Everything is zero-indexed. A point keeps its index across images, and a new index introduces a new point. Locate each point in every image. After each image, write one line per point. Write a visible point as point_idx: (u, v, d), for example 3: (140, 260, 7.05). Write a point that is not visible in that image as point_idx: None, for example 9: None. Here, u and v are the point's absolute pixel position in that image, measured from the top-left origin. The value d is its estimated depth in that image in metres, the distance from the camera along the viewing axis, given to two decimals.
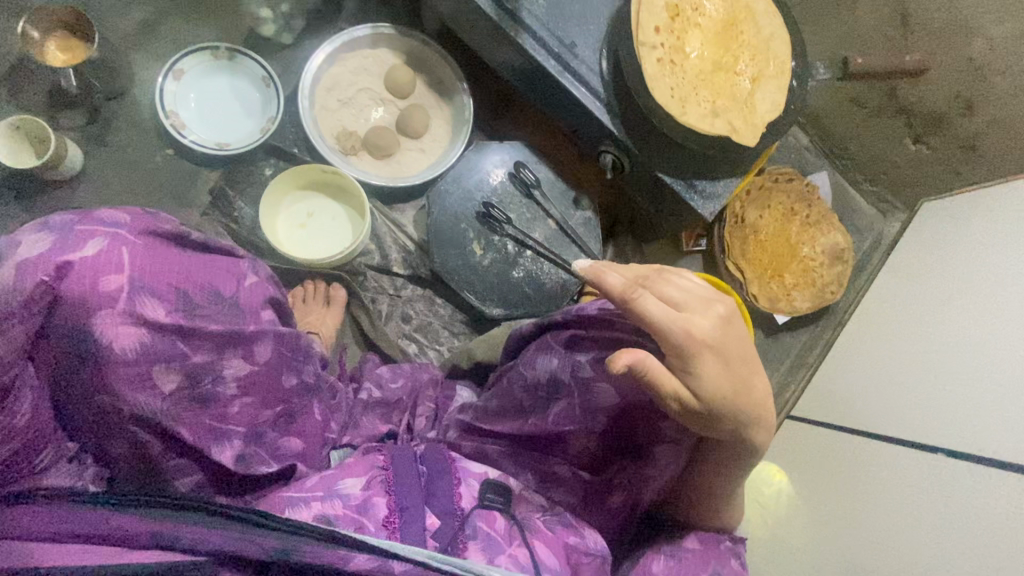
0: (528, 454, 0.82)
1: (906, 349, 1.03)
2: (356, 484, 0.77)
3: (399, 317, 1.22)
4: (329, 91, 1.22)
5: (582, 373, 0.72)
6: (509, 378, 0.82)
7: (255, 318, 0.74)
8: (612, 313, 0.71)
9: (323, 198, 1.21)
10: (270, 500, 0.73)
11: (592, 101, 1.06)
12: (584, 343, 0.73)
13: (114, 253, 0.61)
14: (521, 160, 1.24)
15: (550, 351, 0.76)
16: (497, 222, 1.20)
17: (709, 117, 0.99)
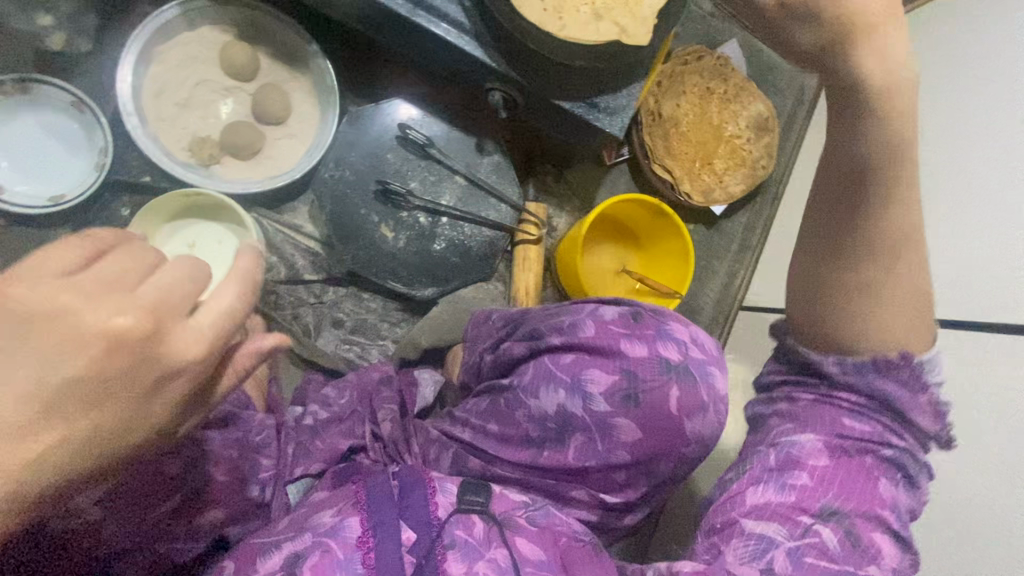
0: (541, 487, 0.80)
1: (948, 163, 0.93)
2: (329, 517, 0.73)
3: (330, 325, 1.13)
4: (159, 96, 1.03)
5: (597, 408, 0.77)
6: (507, 404, 0.82)
7: None
8: (610, 340, 0.79)
9: (201, 222, 1.07)
10: (242, 550, 0.72)
11: (459, 37, 0.91)
12: (594, 373, 0.78)
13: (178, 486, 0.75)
14: (406, 121, 1.08)
15: (554, 381, 0.79)
16: (400, 197, 1.08)
17: (591, 22, 0.85)
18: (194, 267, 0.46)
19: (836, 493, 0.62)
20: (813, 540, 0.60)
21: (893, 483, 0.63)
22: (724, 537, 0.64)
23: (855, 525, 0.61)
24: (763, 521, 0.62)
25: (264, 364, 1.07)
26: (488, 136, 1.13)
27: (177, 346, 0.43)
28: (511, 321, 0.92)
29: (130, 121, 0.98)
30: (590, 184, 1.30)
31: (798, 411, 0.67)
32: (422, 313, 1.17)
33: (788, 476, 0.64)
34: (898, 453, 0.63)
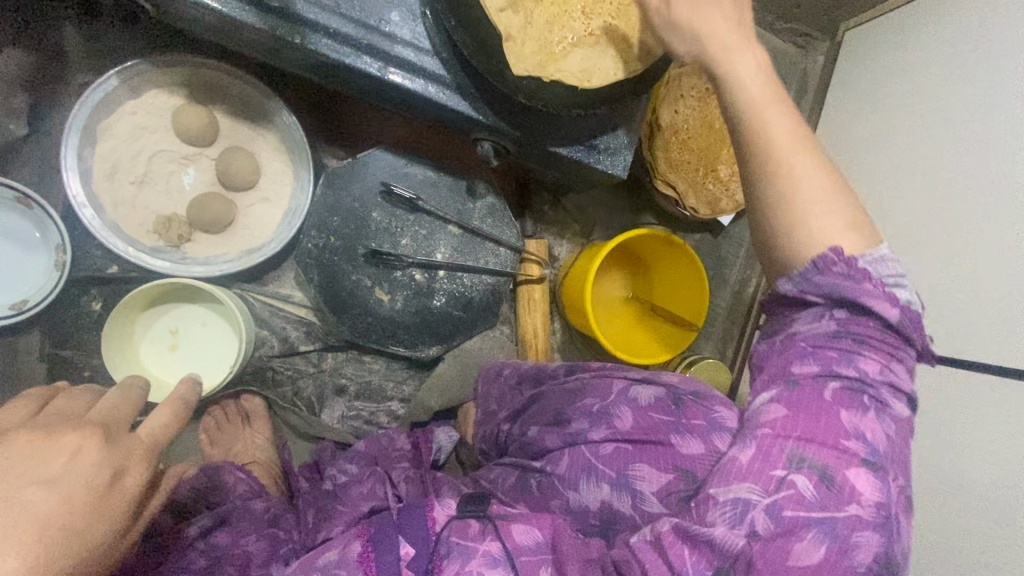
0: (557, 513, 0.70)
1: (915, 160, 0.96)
2: (338, 551, 0.66)
3: (333, 394, 1.07)
4: (111, 177, 0.93)
5: (647, 508, 0.65)
6: (543, 487, 0.73)
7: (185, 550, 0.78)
8: (658, 432, 0.69)
9: (180, 306, 0.99)
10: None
11: (438, 90, 0.81)
12: (642, 468, 0.67)
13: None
14: (389, 175, 0.99)
15: (595, 473, 0.69)
16: (391, 258, 1.00)
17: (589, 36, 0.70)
18: (130, 389, 0.59)
19: (801, 434, 0.50)
20: (789, 491, 0.49)
21: (874, 410, 0.51)
22: (698, 509, 0.52)
23: (820, 461, 0.50)
24: (732, 482, 0.51)
25: (269, 447, 1.02)
26: (478, 177, 1.04)
27: (128, 482, 0.51)
28: (530, 395, 0.84)
29: (84, 214, 0.88)
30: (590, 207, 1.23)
31: (768, 356, 0.57)
32: (429, 370, 1.12)
33: (760, 420, 0.52)
34: (878, 379, 0.52)
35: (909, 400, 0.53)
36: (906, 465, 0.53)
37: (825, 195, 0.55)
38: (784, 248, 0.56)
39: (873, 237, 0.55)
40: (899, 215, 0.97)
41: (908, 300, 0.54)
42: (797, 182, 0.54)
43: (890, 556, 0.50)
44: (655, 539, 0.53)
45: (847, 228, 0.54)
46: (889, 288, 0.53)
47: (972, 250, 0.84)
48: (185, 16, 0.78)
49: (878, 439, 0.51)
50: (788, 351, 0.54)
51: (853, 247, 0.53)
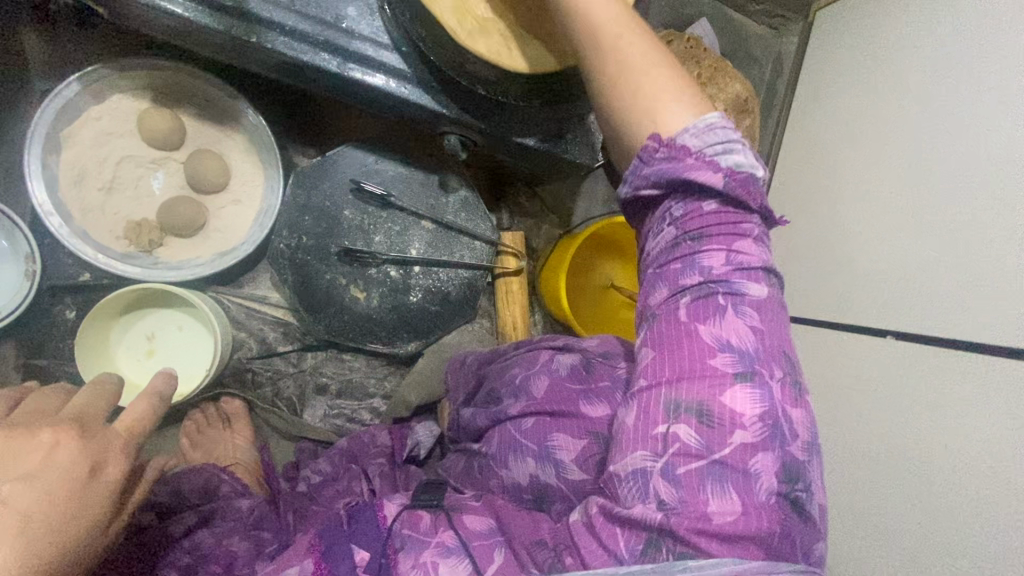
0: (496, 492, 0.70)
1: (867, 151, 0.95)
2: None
3: (314, 393, 1.08)
4: (78, 184, 0.92)
5: (572, 478, 0.65)
6: (482, 469, 0.73)
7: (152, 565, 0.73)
8: (567, 397, 0.70)
9: (156, 311, 0.99)
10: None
11: (400, 84, 0.80)
12: (560, 438, 0.67)
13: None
14: (359, 172, 0.99)
15: (521, 449, 0.69)
16: (365, 255, 1.00)
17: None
18: (103, 386, 0.58)
19: (672, 377, 0.51)
20: (677, 446, 0.49)
21: (732, 310, 0.51)
22: (614, 492, 0.52)
23: (695, 400, 0.50)
24: (630, 452, 0.51)
25: (251, 448, 1.02)
26: (450, 171, 1.04)
27: (110, 474, 0.51)
28: (478, 378, 0.87)
29: (52, 222, 0.87)
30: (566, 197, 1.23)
31: (639, 304, 0.58)
32: (410, 365, 1.12)
33: (637, 376, 0.54)
34: (725, 271, 0.52)
35: (766, 276, 0.53)
36: (784, 353, 0.52)
37: (657, 81, 0.55)
38: (628, 158, 0.59)
39: (707, 114, 0.55)
40: (853, 199, 0.96)
41: (741, 167, 0.53)
42: (618, 66, 0.56)
43: (792, 460, 0.50)
44: (595, 521, 0.52)
45: (680, 109, 0.55)
46: (717, 158, 0.53)
47: (898, 247, 0.85)
48: (142, 20, 0.78)
49: (743, 341, 0.51)
50: (647, 310, 0.56)
51: (682, 132, 0.54)
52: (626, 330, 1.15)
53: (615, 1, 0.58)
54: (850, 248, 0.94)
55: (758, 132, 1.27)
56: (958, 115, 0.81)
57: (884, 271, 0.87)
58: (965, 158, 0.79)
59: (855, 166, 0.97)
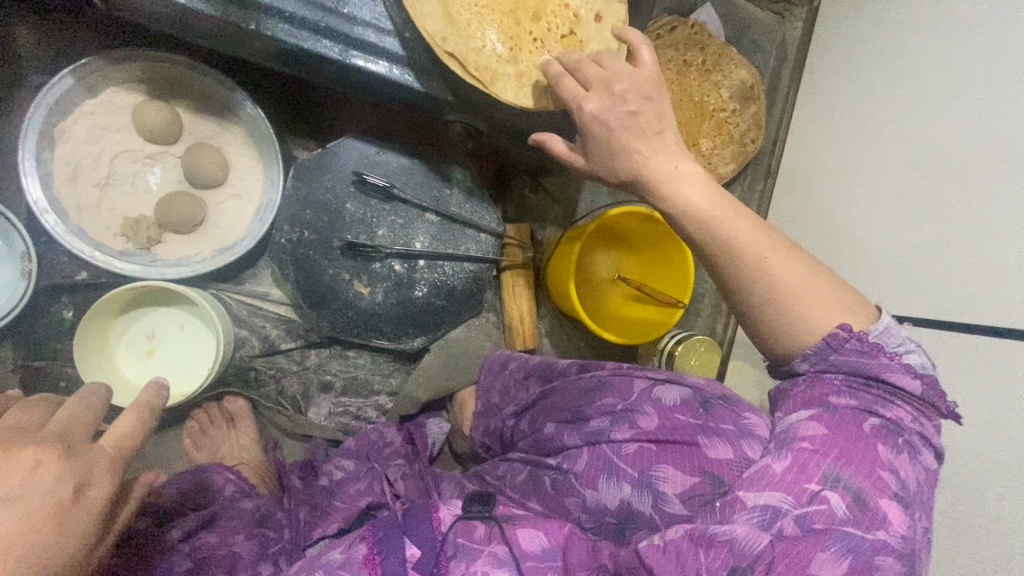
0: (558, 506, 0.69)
1: (885, 144, 0.97)
2: (341, 551, 0.65)
3: (319, 391, 1.06)
4: (73, 181, 0.90)
5: (668, 510, 0.62)
6: (560, 488, 0.69)
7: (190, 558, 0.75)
8: (689, 437, 0.65)
9: (156, 310, 0.97)
10: None
11: (403, 71, 0.78)
12: (665, 470, 0.64)
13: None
14: (361, 164, 0.97)
15: (616, 473, 0.66)
16: (369, 249, 0.98)
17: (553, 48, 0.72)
18: (91, 398, 0.56)
19: (837, 455, 0.52)
20: (822, 506, 0.50)
21: (905, 455, 0.53)
22: (721, 509, 0.53)
23: (855, 483, 0.51)
24: (764, 489, 0.52)
25: (257, 447, 1.00)
26: (454, 162, 1.02)
27: (95, 494, 0.49)
28: (542, 390, 0.81)
29: (47, 220, 0.85)
30: (571, 188, 1.21)
31: (791, 381, 0.58)
32: (415, 362, 1.10)
33: (796, 434, 0.54)
34: (912, 426, 0.53)
35: (937, 457, 0.55)
36: (930, 506, 0.54)
37: (814, 301, 0.55)
38: (789, 345, 0.57)
39: (870, 315, 0.56)
40: (885, 194, 0.96)
41: (927, 369, 0.55)
42: (774, 294, 0.56)
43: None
44: (663, 542, 0.54)
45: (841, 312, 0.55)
46: (903, 357, 0.55)
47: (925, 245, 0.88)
48: (135, 8, 0.75)
49: (908, 480, 0.52)
50: (811, 381, 0.56)
51: (857, 328, 0.55)
52: (640, 326, 1.09)
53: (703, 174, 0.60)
54: (894, 240, 0.93)
55: (764, 119, 1.25)
56: (998, 113, 0.81)
57: (933, 267, 0.87)
58: (995, 154, 0.81)
59: (897, 158, 0.94)
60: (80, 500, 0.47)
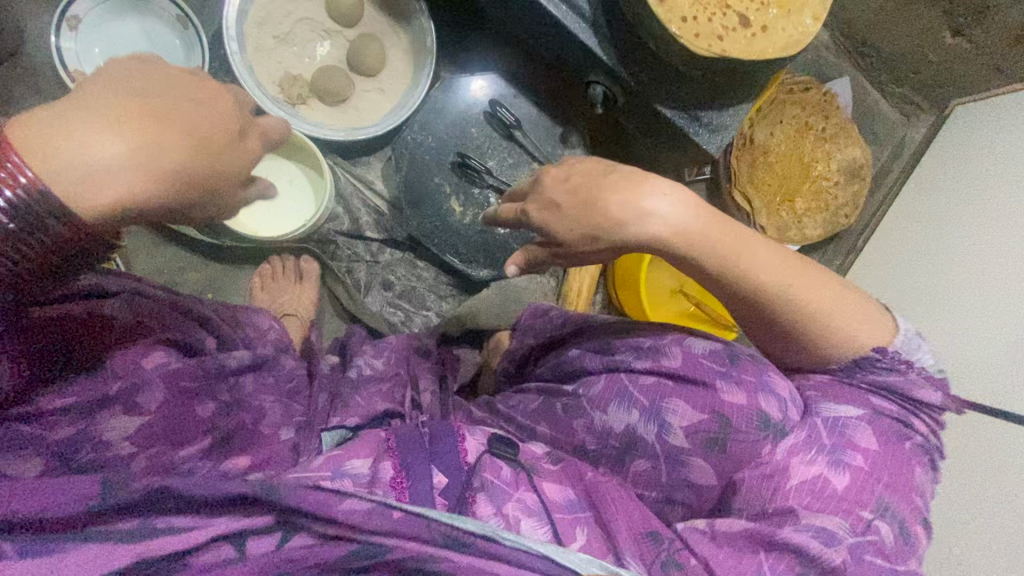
0: (566, 420, 0.71)
1: (944, 246, 1.06)
2: (366, 463, 0.63)
3: (379, 286, 1.13)
4: (260, 26, 1.02)
5: (672, 442, 0.66)
6: (570, 409, 0.72)
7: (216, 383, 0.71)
8: (708, 376, 0.67)
9: (277, 159, 1.06)
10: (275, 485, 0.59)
11: (575, 20, 0.87)
12: (677, 404, 0.67)
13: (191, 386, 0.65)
14: (498, 98, 1.06)
15: (629, 400, 0.69)
16: (476, 173, 1.05)
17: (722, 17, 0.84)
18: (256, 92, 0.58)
19: (887, 480, 0.60)
20: (874, 537, 0.56)
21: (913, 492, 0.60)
22: (776, 518, 0.58)
23: (900, 511, 0.59)
24: (822, 513, 0.57)
25: (312, 311, 1.07)
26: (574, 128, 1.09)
27: (243, 147, 0.51)
28: (578, 325, 0.83)
29: (230, 45, 0.97)
30: None
31: (839, 395, 0.65)
32: (472, 294, 1.16)
33: (848, 454, 0.60)
34: (930, 446, 0.64)
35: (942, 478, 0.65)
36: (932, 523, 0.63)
37: (838, 289, 0.64)
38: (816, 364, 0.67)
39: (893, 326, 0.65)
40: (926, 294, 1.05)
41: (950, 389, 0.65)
42: (795, 339, 0.65)
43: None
44: (712, 535, 0.59)
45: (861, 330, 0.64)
46: (931, 376, 0.64)
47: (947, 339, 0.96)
48: None
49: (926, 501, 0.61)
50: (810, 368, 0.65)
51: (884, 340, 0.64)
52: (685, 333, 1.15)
53: (694, 211, 0.55)
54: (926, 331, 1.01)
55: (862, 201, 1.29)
56: None
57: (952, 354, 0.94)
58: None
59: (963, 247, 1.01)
60: (225, 143, 0.49)
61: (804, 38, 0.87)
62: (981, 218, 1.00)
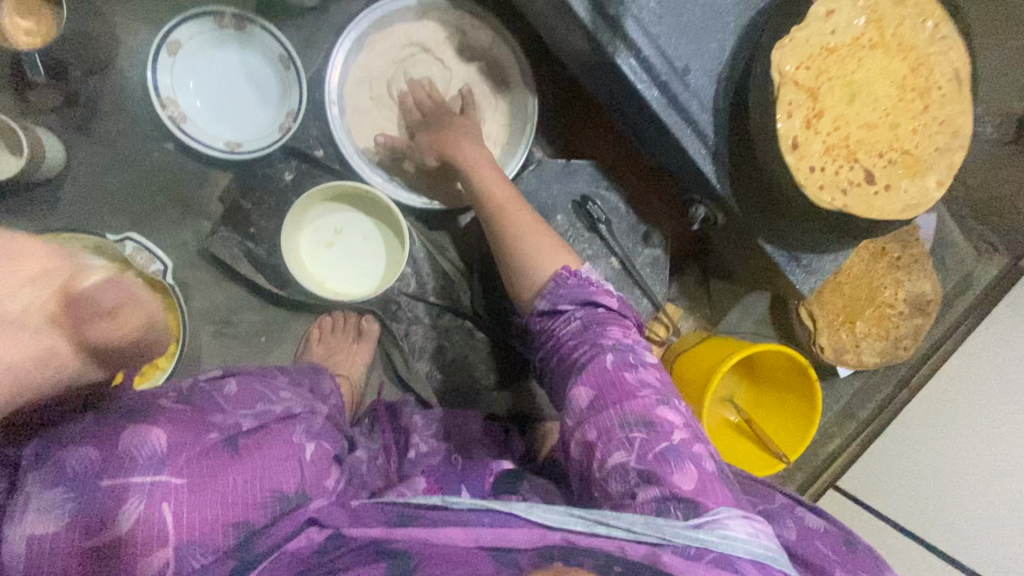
0: (651, 458, 0.62)
1: (951, 433, 1.13)
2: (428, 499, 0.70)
3: (432, 353, 1.09)
4: (362, 78, 0.99)
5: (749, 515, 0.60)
6: (651, 445, 0.63)
7: (298, 464, 0.59)
8: (815, 537, 0.68)
9: (355, 213, 1.03)
10: (268, 442, 0.59)
11: (694, 142, 0.85)
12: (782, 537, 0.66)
13: (154, 513, 0.50)
14: (589, 191, 1.03)
15: (721, 479, 0.65)
16: (586, 224, 1.02)
17: (843, 169, 0.81)
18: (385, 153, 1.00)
19: (665, 443, 0.63)
20: (693, 501, 0.60)
21: (642, 426, 0.64)
22: (638, 452, 0.63)
23: (667, 445, 0.63)
24: (649, 485, 0.61)
25: (363, 372, 1.04)
26: (657, 227, 1.06)
27: None
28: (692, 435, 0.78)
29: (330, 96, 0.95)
30: (728, 300, 1.26)
31: (605, 389, 0.68)
32: (523, 373, 1.12)
33: (622, 424, 0.65)
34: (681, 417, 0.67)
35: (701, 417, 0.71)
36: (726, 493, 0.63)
37: (525, 216, 0.82)
38: (523, 272, 0.79)
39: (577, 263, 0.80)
40: (921, 467, 1.14)
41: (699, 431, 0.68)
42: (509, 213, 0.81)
43: None
44: (638, 454, 0.63)
45: (560, 258, 0.79)
46: (690, 428, 0.66)
47: (935, 523, 1.09)
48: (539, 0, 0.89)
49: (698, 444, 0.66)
50: (805, 542, 0.66)
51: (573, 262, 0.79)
52: (726, 448, 1.12)
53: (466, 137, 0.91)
54: (910, 501, 1.13)
55: (923, 335, 1.26)
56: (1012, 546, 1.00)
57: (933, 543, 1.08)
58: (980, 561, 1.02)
59: (965, 449, 1.09)
60: None
61: (925, 201, 0.84)
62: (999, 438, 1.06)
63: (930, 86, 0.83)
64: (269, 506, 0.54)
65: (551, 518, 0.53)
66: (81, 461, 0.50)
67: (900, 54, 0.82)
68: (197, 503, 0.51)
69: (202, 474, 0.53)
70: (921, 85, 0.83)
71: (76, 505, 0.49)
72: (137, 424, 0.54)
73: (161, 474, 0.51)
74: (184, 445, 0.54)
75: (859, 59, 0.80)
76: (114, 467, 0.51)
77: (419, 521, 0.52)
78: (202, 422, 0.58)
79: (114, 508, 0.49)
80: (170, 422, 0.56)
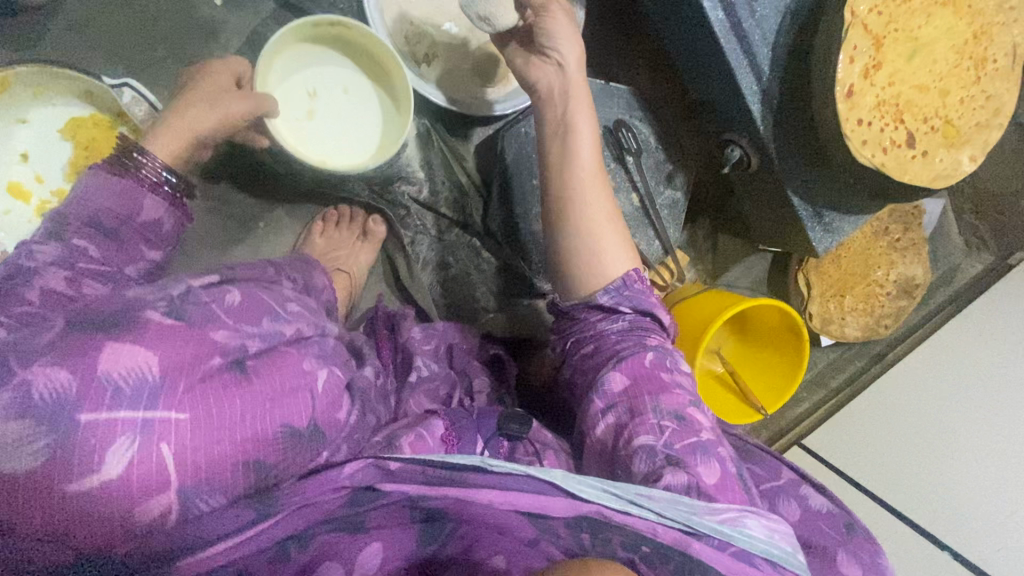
0: (679, 446, 0.62)
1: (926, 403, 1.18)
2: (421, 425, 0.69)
3: (436, 265, 1.06)
4: None
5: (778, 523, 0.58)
6: (678, 433, 0.63)
7: (309, 393, 0.50)
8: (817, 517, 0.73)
9: (340, 74, 0.92)
10: (278, 372, 0.49)
11: (745, 75, 0.82)
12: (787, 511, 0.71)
13: (151, 455, 0.41)
14: (623, 119, 1.00)
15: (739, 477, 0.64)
16: (614, 152, 0.99)
17: (890, 126, 0.79)
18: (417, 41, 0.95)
19: (688, 438, 0.63)
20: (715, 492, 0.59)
21: (671, 418, 0.64)
22: (668, 438, 0.63)
23: (698, 442, 0.63)
24: (678, 472, 0.60)
25: (363, 273, 1.00)
26: (682, 169, 1.04)
27: None
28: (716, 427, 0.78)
29: None
30: (729, 257, 1.28)
31: (641, 384, 0.67)
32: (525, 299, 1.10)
33: (653, 420, 0.64)
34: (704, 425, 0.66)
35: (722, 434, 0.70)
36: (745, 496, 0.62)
37: (604, 205, 0.74)
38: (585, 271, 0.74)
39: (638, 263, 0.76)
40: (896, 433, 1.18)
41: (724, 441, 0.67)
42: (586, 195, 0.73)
43: None
44: (667, 440, 0.62)
45: (621, 257, 0.74)
46: (715, 433, 0.66)
47: (910, 480, 1.12)
48: None
49: (722, 452, 0.64)
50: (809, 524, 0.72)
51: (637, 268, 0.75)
52: (710, 395, 1.15)
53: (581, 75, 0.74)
54: (881, 463, 1.16)
55: (903, 317, 1.31)
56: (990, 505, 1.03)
57: (906, 498, 1.11)
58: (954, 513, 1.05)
59: (941, 411, 1.15)
60: None
61: (955, 175, 0.84)
62: (975, 406, 1.12)
63: (987, 57, 0.82)
64: (279, 445, 0.47)
65: (587, 490, 0.49)
66: (48, 386, 0.40)
67: (967, 18, 0.80)
68: (207, 443, 0.43)
69: (208, 409, 0.44)
70: (979, 54, 0.82)
71: (49, 442, 0.39)
72: (118, 349, 0.42)
73: (157, 410, 0.42)
74: (180, 372, 0.44)
75: (929, 15, 0.78)
76: (91, 396, 0.40)
77: (459, 483, 0.48)
78: (204, 341, 0.47)
79: (97, 450, 0.40)
80: (156, 338, 0.45)
